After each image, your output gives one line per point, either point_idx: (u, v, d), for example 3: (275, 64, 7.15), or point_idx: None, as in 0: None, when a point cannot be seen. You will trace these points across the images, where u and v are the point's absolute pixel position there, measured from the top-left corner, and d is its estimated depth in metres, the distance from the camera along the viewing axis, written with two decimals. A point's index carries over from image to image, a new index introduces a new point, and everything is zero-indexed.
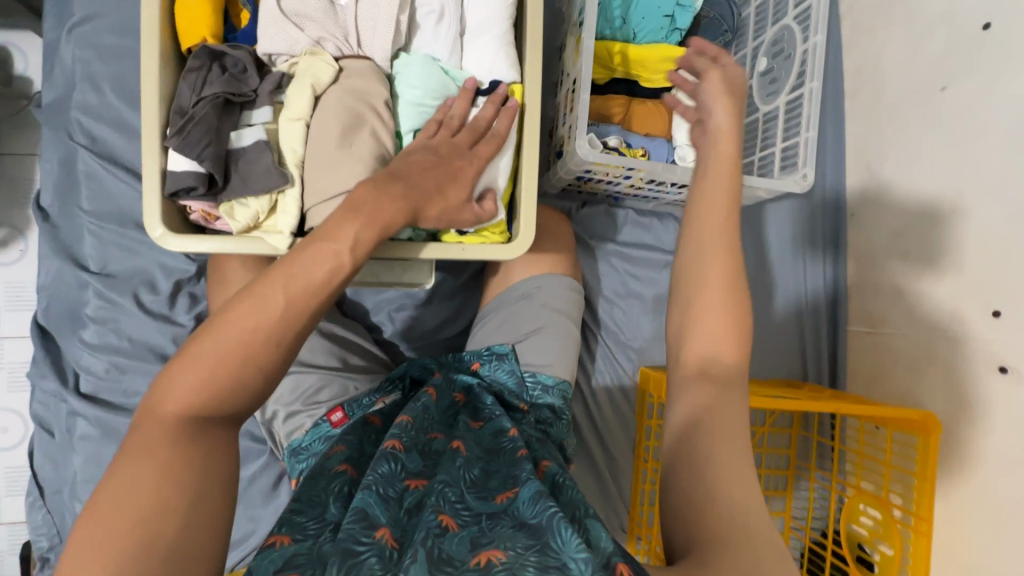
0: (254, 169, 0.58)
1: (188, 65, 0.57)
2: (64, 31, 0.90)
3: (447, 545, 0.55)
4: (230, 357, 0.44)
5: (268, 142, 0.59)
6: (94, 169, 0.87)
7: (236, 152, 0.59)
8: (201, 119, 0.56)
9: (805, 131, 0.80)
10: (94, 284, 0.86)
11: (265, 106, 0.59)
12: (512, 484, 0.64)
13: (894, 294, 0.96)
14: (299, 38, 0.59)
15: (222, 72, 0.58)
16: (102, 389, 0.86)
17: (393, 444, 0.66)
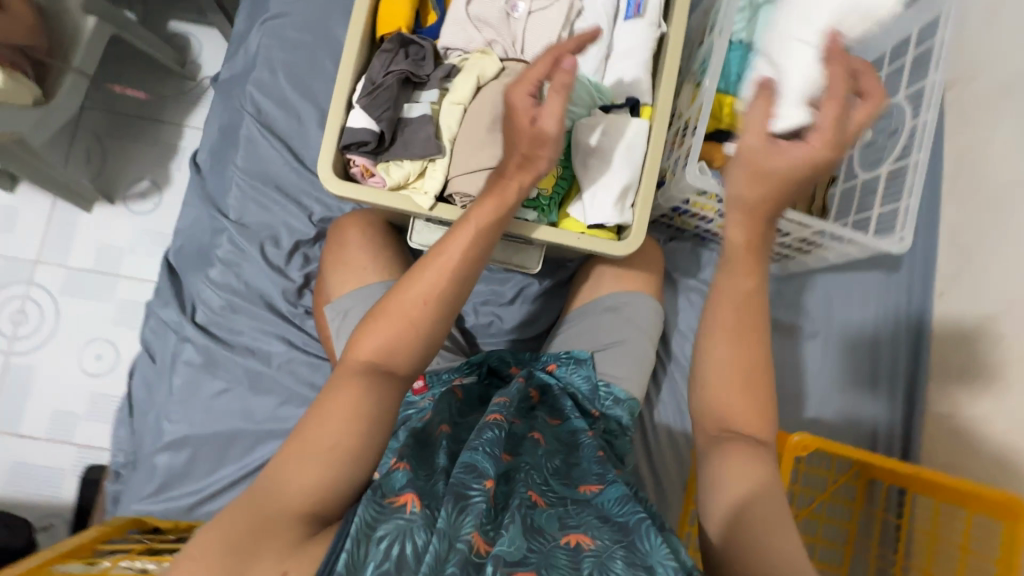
0: (414, 136, 0.67)
1: (383, 46, 0.68)
2: (256, 23, 1.08)
3: (539, 518, 0.58)
4: (400, 318, 0.57)
5: (431, 117, 0.67)
6: (254, 135, 1.00)
7: (403, 122, 0.68)
8: (385, 88, 0.66)
9: (906, 199, 0.83)
10: (230, 230, 0.98)
11: (434, 88, 0.68)
12: (595, 479, 0.67)
13: (982, 378, 0.94)
14: (476, 37, 0.69)
15: (407, 57, 0.68)
16: (213, 323, 0.96)
17: (495, 416, 0.67)
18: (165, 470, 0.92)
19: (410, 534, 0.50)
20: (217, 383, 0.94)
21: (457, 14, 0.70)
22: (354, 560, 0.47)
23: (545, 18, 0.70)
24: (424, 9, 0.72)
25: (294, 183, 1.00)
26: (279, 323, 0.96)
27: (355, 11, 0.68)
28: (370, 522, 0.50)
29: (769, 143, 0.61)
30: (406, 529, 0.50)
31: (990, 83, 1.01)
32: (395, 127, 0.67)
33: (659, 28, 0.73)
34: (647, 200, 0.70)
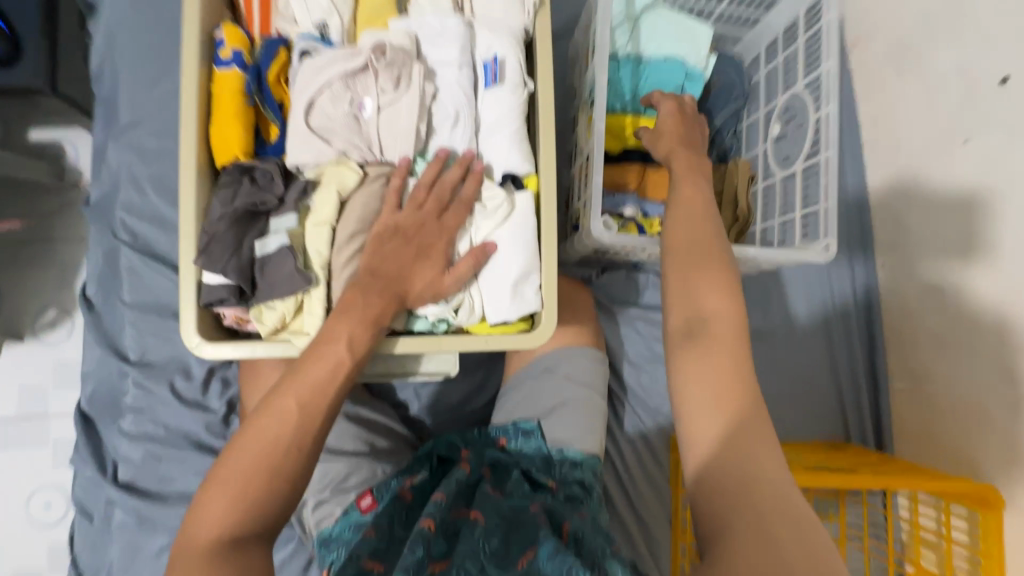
0: (276, 274, 0.59)
1: (222, 180, 0.61)
2: (112, 137, 0.98)
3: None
4: (255, 476, 0.49)
5: (291, 247, 0.60)
6: (135, 263, 0.92)
7: (261, 260, 0.60)
8: (228, 231, 0.59)
9: (823, 201, 0.79)
10: (133, 373, 0.90)
11: (290, 212, 0.61)
12: (529, 547, 0.66)
13: (936, 347, 0.91)
14: (326, 150, 0.62)
15: (251, 185, 0.61)
16: (138, 477, 0.88)
17: (427, 524, 0.67)
18: None
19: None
20: (157, 539, 0.87)
21: (297, 127, 0.61)
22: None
23: (397, 112, 0.62)
24: (262, 122, 0.65)
25: None
26: (210, 459, 0.89)
27: (183, 148, 0.61)
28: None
29: (421, 231, 0.61)
30: None
31: (889, 42, 0.97)
32: (254, 266, 0.60)
33: (527, 88, 0.66)
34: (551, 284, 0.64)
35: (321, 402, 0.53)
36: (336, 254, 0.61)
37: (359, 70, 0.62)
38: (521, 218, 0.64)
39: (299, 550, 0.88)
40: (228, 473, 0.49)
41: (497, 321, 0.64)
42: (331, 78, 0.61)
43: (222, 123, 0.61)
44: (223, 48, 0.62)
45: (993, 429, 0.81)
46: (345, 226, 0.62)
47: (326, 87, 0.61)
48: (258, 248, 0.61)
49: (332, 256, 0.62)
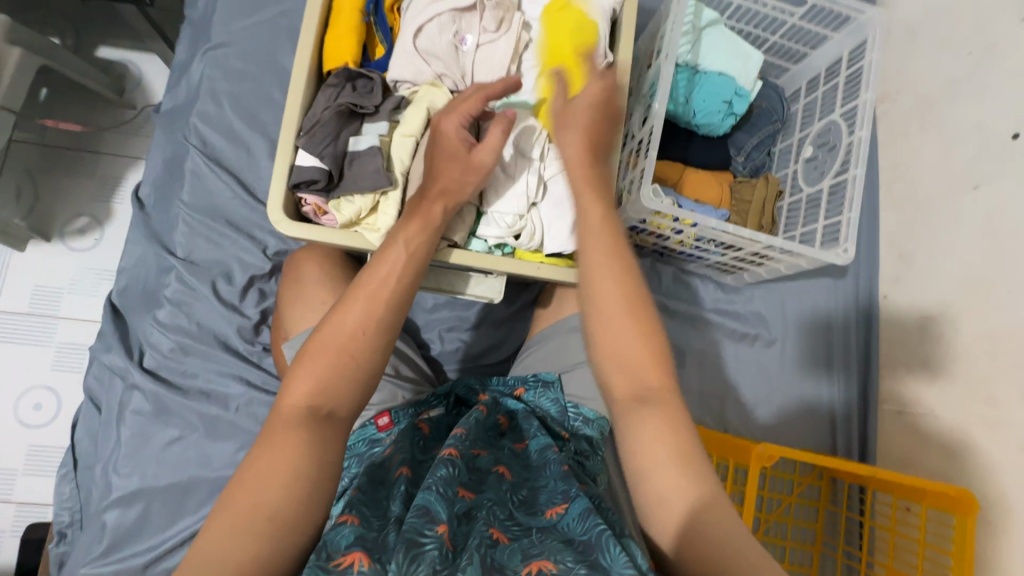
0: (363, 170, 0.66)
1: (328, 81, 0.67)
2: (198, 53, 1.04)
3: (500, 556, 0.59)
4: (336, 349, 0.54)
5: (380, 148, 0.67)
6: (200, 168, 0.96)
7: (352, 155, 0.67)
8: (327, 123, 0.66)
9: (847, 212, 0.86)
10: (177, 268, 0.93)
11: (383, 120, 0.68)
12: (560, 500, 0.67)
13: (929, 374, 0.99)
14: (424, 70, 0.69)
15: (354, 90, 0.68)
16: (163, 367, 0.91)
17: (451, 451, 0.70)
18: (114, 529, 0.86)
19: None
20: (169, 431, 0.89)
21: (404, 46, 0.69)
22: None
23: (491, 52, 0.71)
24: (371, 41, 0.73)
25: (245, 216, 0.97)
26: (236, 363, 0.92)
27: (301, 46, 0.68)
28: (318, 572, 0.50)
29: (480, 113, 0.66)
30: None
31: (916, 97, 1.08)
32: (342, 159, 0.66)
33: (606, 59, 0.76)
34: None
35: (393, 295, 0.58)
36: (416, 164, 0.68)
37: (467, 9, 0.70)
38: None
39: None
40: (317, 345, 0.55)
41: (550, 253, 0.73)
42: (441, 10, 0.69)
43: (339, 30, 0.69)
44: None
45: (975, 453, 0.89)
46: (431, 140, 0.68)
47: (435, 17, 0.69)
48: (350, 144, 0.67)
49: (412, 165, 0.68)
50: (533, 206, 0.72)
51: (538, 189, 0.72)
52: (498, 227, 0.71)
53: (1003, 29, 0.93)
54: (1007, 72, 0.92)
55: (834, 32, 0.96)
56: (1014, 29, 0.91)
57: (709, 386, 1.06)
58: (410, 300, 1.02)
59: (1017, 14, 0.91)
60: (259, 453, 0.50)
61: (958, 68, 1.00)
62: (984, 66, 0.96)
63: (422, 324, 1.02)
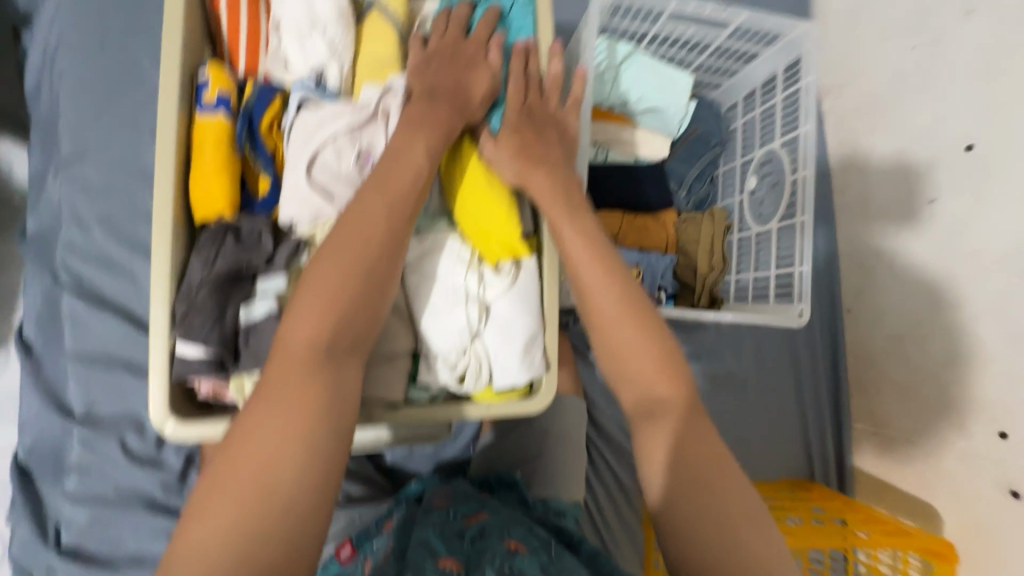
0: (260, 346, 0.56)
1: (202, 239, 0.58)
2: (51, 166, 0.89)
3: (517, 563, 0.60)
4: (343, 276, 0.48)
5: (277, 313, 0.56)
6: (79, 309, 0.84)
7: (246, 328, 0.56)
8: (206, 300, 0.56)
9: (799, 264, 0.80)
10: (78, 429, 0.83)
11: (277, 275, 0.58)
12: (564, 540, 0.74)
13: (897, 398, 0.95)
14: (326, 208, 0.59)
15: (235, 245, 0.58)
16: (85, 541, 0.82)
17: (441, 503, 0.75)
18: None
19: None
20: None
21: (295, 182, 0.59)
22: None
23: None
24: (251, 174, 0.63)
25: (144, 354, 0.85)
26: (165, 520, 0.83)
27: (159, 200, 0.57)
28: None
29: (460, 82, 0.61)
30: None
31: (860, 96, 1.00)
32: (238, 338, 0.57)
33: None
34: (551, 348, 0.65)
35: (405, 199, 0.53)
36: None
37: (365, 123, 0.61)
38: (528, 278, 0.63)
39: None
40: (326, 265, 0.49)
41: (502, 387, 0.63)
42: (335, 133, 0.59)
43: (205, 178, 0.58)
44: (208, 92, 0.59)
45: (947, 482, 0.87)
46: None
47: (329, 141, 0.59)
48: (241, 315, 0.57)
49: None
50: (476, 337, 0.62)
51: (480, 317, 0.61)
52: (438, 370, 0.62)
53: (946, 23, 0.85)
54: (957, 70, 0.83)
55: (763, 49, 0.86)
56: (958, 24, 0.83)
57: None
58: None
59: (960, 8, 0.83)
60: (272, 393, 0.45)
61: (904, 64, 0.91)
62: (932, 62, 0.87)
63: None
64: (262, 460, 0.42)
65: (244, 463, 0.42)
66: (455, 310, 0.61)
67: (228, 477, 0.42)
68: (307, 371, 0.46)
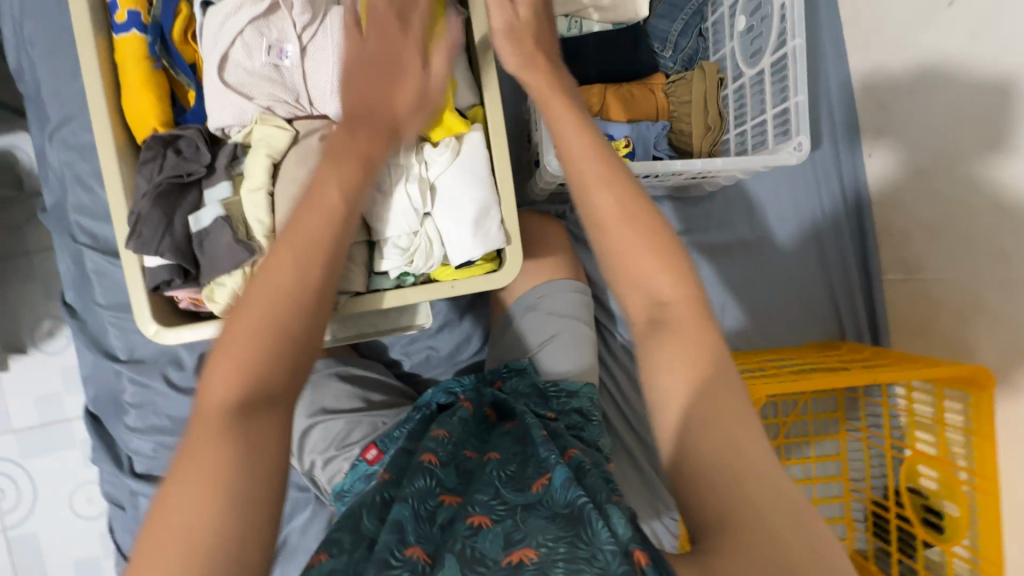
0: (216, 247, 0.56)
1: (142, 155, 0.57)
2: (46, 136, 0.93)
3: (481, 546, 0.50)
4: (356, 161, 0.51)
5: (225, 218, 0.57)
6: (101, 264, 0.91)
7: (199, 234, 0.57)
8: (151, 210, 0.56)
9: (793, 95, 0.74)
10: (126, 371, 0.91)
11: (223, 180, 0.58)
12: (544, 472, 0.57)
13: (929, 237, 0.89)
14: (247, 106, 0.57)
15: (176, 157, 0.57)
16: (154, 467, 0.92)
17: (427, 458, 0.60)
18: None
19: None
20: None
21: (214, 86, 0.57)
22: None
23: (322, 51, 0.58)
24: (176, 87, 0.62)
25: None
26: None
27: (97, 117, 0.57)
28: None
29: None
30: None
31: None
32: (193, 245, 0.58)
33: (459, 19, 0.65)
34: (511, 219, 0.61)
35: (402, 79, 0.54)
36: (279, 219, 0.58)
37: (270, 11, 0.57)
38: (473, 150, 0.61)
39: (317, 513, 0.92)
40: (340, 145, 0.52)
41: (461, 264, 0.61)
42: (240, 26, 0.56)
43: (134, 95, 0.57)
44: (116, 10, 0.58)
45: (988, 315, 0.80)
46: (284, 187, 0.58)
47: (238, 37, 0.56)
48: (192, 223, 0.58)
49: (274, 223, 0.57)
50: (427, 216, 0.61)
51: (424, 196, 0.60)
52: (393, 255, 0.61)
53: None
54: None
55: None
56: None
57: None
58: None
59: None
60: (281, 261, 0.47)
61: None
62: None
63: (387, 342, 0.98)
64: (267, 328, 0.45)
65: (250, 326, 0.45)
66: (398, 191, 0.60)
67: (235, 341, 0.45)
68: (320, 244, 0.48)
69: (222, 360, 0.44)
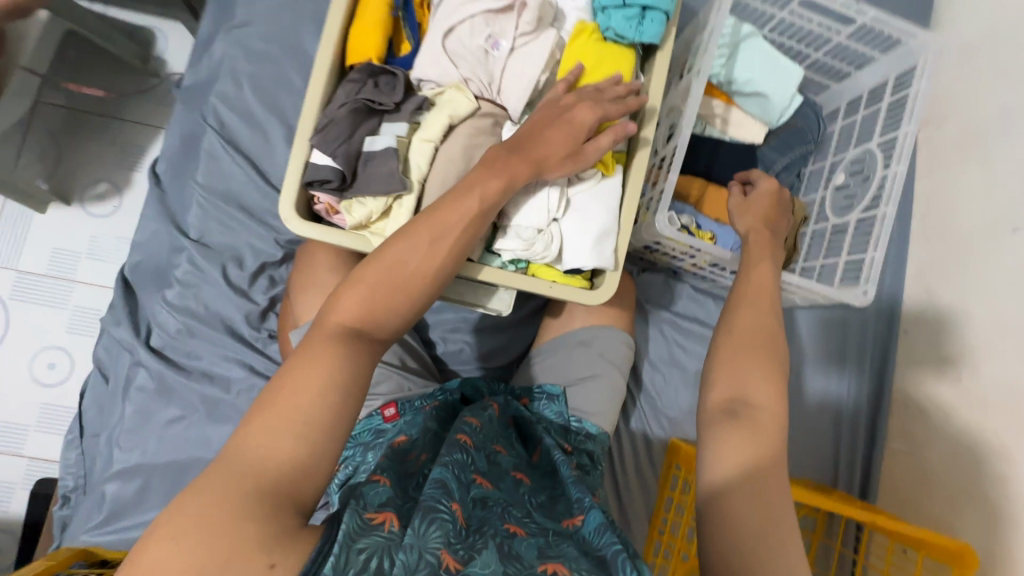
0: (378, 171, 0.63)
1: (349, 76, 0.65)
2: (220, 29, 1.01)
3: (516, 545, 0.55)
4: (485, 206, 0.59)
5: (396, 150, 0.63)
6: (216, 150, 0.96)
7: (366, 156, 0.64)
8: (338, 121, 0.63)
9: (872, 250, 0.83)
10: (189, 250, 0.94)
11: (403, 122, 0.65)
12: (575, 513, 0.65)
13: (941, 420, 0.94)
14: (452, 72, 0.66)
15: (375, 87, 0.65)
16: (169, 347, 0.93)
17: (463, 437, 0.67)
18: (114, 499, 0.89)
19: (390, 549, 0.47)
20: (171, 410, 0.91)
21: (434, 44, 0.66)
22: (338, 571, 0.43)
23: (528, 56, 0.66)
24: (398, 37, 0.69)
25: (258, 202, 0.96)
26: (240, 348, 0.93)
27: (326, 31, 0.66)
28: (353, 533, 0.47)
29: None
30: (383, 547, 0.47)
31: (965, 127, 1.01)
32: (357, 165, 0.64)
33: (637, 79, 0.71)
34: (621, 246, 0.68)
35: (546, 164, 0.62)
36: (434, 172, 0.65)
37: (501, 11, 0.66)
38: (612, 184, 0.67)
39: None
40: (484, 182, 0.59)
41: (569, 271, 0.67)
42: (473, 14, 0.65)
43: (365, 26, 0.65)
44: None
45: (981, 508, 0.85)
46: (451, 149, 0.65)
47: (468, 20, 0.65)
48: (365, 143, 0.64)
49: (431, 171, 0.65)
50: (553, 220, 0.66)
51: (560, 204, 0.65)
52: (513, 241, 0.65)
53: None
54: None
55: (882, 55, 0.91)
56: None
57: None
58: None
59: None
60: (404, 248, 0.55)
61: (1013, 99, 0.93)
62: None
63: (430, 322, 1.02)
64: (369, 299, 0.54)
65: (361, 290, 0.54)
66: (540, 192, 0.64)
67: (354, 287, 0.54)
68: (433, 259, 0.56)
69: (348, 299, 0.54)
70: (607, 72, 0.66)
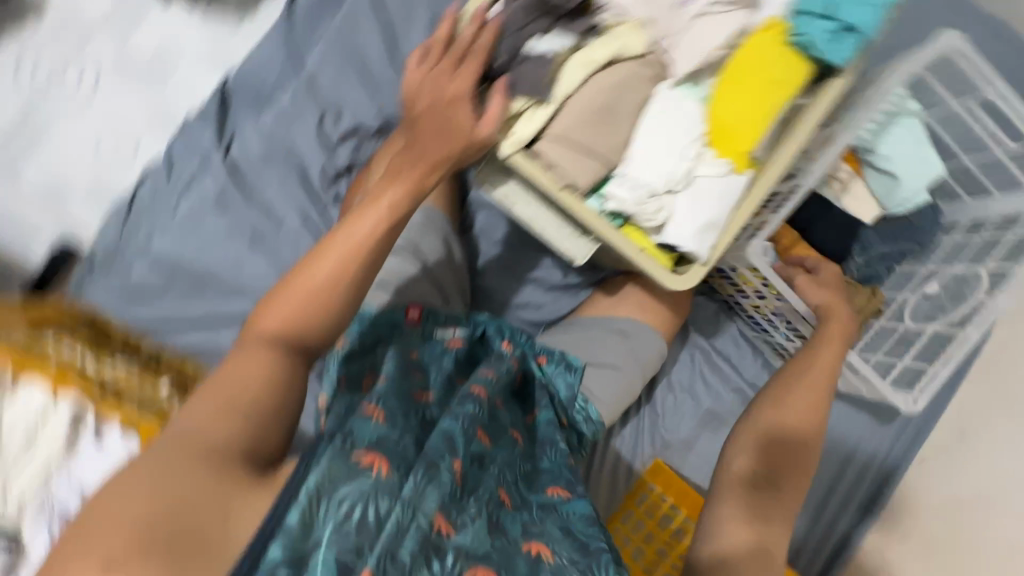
0: (528, 73, 0.62)
1: None
2: None
3: (504, 517, 0.52)
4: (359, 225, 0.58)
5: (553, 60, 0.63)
6: (362, 5, 0.96)
7: (524, 54, 0.64)
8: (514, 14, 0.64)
9: (938, 366, 0.86)
10: (301, 87, 0.96)
11: (571, 36, 0.64)
12: (563, 484, 0.62)
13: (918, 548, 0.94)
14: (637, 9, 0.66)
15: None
16: (246, 167, 0.95)
17: (478, 390, 0.60)
18: (142, 279, 0.93)
19: (376, 499, 0.43)
20: (222, 223, 0.93)
21: None
22: (306, 521, 0.41)
23: (715, 24, 0.65)
24: None
25: (378, 69, 0.96)
26: (304, 195, 0.93)
27: None
28: (331, 480, 0.43)
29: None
30: (366, 496, 0.43)
31: None
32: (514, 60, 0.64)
33: (802, 97, 0.69)
34: (721, 245, 0.66)
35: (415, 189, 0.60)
36: (580, 96, 0.64)
37: None
38: (738, 183, 0.64)
39: None
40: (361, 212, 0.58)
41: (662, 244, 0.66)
42: None
43: None
44: None
45: None
46: (605, 80, 0.64)
47: None
48: (529, 43, 0.64)
49: (577, 93, 0.64)
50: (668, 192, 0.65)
51: (684, 180, 0.64)
52: (624, 192, 0.64)
53: None
54: None
55: None
56: None
57: (707, 450, 1.00)
58: (482, 222, 1.00)
59: None
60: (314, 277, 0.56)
61: None
62: None
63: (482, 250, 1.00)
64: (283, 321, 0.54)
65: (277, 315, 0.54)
66: (671, 159, 0.64)
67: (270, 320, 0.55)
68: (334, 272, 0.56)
69: (277, 306, 0.54)
70: (781, 75, 0.64)
